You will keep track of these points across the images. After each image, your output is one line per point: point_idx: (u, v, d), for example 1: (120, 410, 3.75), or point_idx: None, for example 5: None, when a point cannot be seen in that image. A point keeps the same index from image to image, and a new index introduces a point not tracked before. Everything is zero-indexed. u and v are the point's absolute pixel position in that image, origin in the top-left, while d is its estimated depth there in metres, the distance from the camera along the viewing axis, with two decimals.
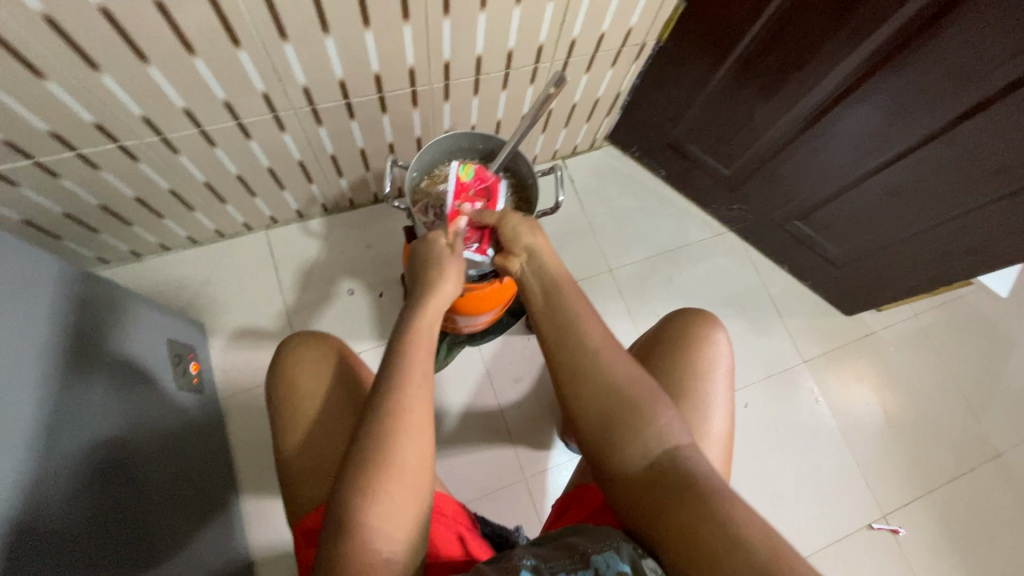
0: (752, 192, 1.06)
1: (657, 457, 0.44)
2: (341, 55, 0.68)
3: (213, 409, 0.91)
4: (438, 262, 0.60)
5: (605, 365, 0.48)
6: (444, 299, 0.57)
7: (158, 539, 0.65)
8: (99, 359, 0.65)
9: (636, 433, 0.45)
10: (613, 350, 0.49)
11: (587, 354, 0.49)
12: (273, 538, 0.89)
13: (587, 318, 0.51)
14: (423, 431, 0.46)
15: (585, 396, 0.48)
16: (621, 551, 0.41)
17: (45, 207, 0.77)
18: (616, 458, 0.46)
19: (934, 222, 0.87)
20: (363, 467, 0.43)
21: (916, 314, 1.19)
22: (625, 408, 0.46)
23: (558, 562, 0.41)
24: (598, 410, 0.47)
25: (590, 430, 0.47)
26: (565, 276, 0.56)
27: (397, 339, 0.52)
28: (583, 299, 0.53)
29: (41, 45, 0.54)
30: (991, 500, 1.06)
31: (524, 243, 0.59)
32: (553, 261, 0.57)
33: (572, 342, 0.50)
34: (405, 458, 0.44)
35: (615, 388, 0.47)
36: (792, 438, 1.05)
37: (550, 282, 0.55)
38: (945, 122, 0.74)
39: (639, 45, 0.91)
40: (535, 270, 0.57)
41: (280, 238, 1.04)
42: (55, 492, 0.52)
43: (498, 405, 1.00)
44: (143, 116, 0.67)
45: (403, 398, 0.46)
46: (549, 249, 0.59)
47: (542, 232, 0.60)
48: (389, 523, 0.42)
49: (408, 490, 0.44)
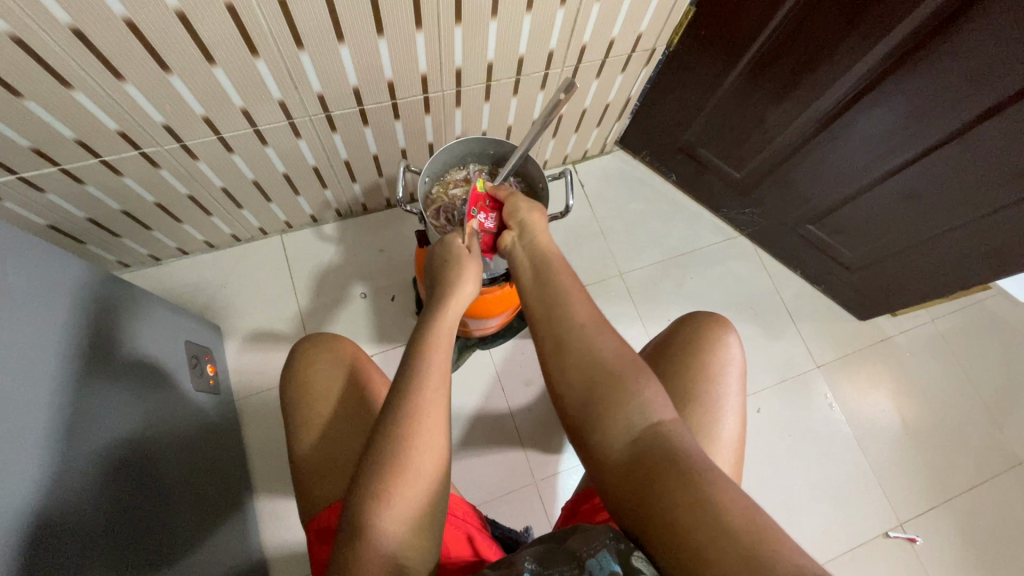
0: (764, 195, 1.06)
1: (639, 432, 0.44)
2: (356, 63, 0.70)
3: (230, 410, 0.93)
4: (457, 263, 0.61)
5: (593, 344, 0.50)
6: (463, 298, 0.59)
7: (173, 540, 0.66)
8: (115, 360, 0.66)
9: (617, 406, 0.46)
10: (601, 331, 0.51)
11: (573, 329, 0.51)
12: (286, 537, 0.90)
13: (576, 298, 0.54)
14: (438, 435, 0.47)
15: (569, 372, 0.49)
16: (610, 550, 0.40)
17: (70, 212, 0.79)
18: (600, 435, 0.46)
19: (948, 225, 0.86)
20: (378, 467, 0.44)
21: (933, 319, 1.17)
22: (608, 379, 0.47)
23: (557, 569, 0.41)
24: (581, 386, 0.48)
25: (575, 409, 0.48)
26: (554, 253, 0.60)
27: (417, 338, 0.53)
28: (571, 279, 0.56)
29: (67, 54, 0.56)
30: (1011, 509, 1.04)
31: (520, 218, 0.65)
32: (543, 238, 0.62)
33: (559, 318, 0.52)
34: (421, 462, 0.45)
35: (596, 363, 0.49)
36: (807, 443, 1.04)
37: (539, 260, 0.59)
38: (962, 123, 0.73)
39: (649, 50, 0.91)
40: (526, 244, 0.62)
41: (295, 242, 1.06)
42: (75, 491, 0.53)
43: (509, 408, 1.00)
44: (164, 123, 0.69)
45: (419, 399, 0.47)
46: (542, 228, 0.64)
47: (539, 211, 0.65)
48: (401, 527, 0.43)
49: (421, 495, 0.44)
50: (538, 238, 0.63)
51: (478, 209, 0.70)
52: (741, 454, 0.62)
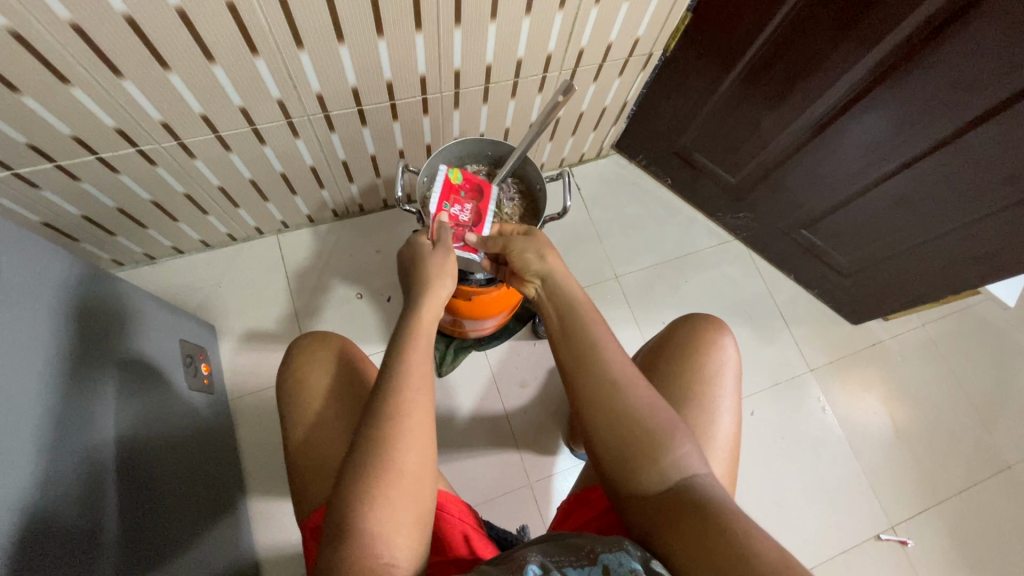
0: (759, 200, 1.07)
1: (673, 484, 0.45)
2: (355, 64, 0.70)
3: (223, 410, 0.92)
4: (425, 262, 0.61)
5: (626, 405, 0.48)
6: (440, 298, 0.58)
7: (160, 538, 0.65)
8: (108, 356, 0.65)
9: (652, 463, 0.46)
10: (634, 386, 0.49)
11: (605, 384, 0.49)
12: (278, 538, 0.89)
13: (608, 350, 0.51)
14: (423, 436, 0.47)
15: (605, 432, 0.48)
16: (630, 552, 0.41)
17: (64, 209, 0.79)
18: (633, 484, 0.47)
19: (939, 230, 0.87)
20: (360, 469, 0.44)
21: (924, 324, 1.18)
22: (643, 439, 0.47)
23: (566, 559, 0.41)
24: (614, 440, 0.48)
25: (609, 461, 0.48)
26: (580, 298, 0.56)
27: (394, 343, 0.52)
28: (600, 326, 0.53)
29: (67, 50, 0.56)
30: (999, 512, 1.05)
31: (534, 268, 0.60)
32: (566, 282, 0.58)
33: (590, 373, 0.50)
34: (405, 461, 0.45)
35: (632, 423, 0.47)
36: (800, 447, 1.05)
37: (565, 308, 0.56)
38: (953, 129, 0.74)
39: (646, 55, 0.92)
40: (550, 292, 0.58)
41: (291, 243, 1.06)
42: (68, 488, 0.53)
43: (504, 409, 1.00)
44: (162, 121, 0.69)
45: (400, 400, 0.47)
46: (562, 271, 0.59)
47: (551, 252, 0.60)
48: (387, 526, 0.43)
49: (407, 493, 0.44)
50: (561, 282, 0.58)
51: (451, 201, 0.74)
52: (737, 454, 0.62)
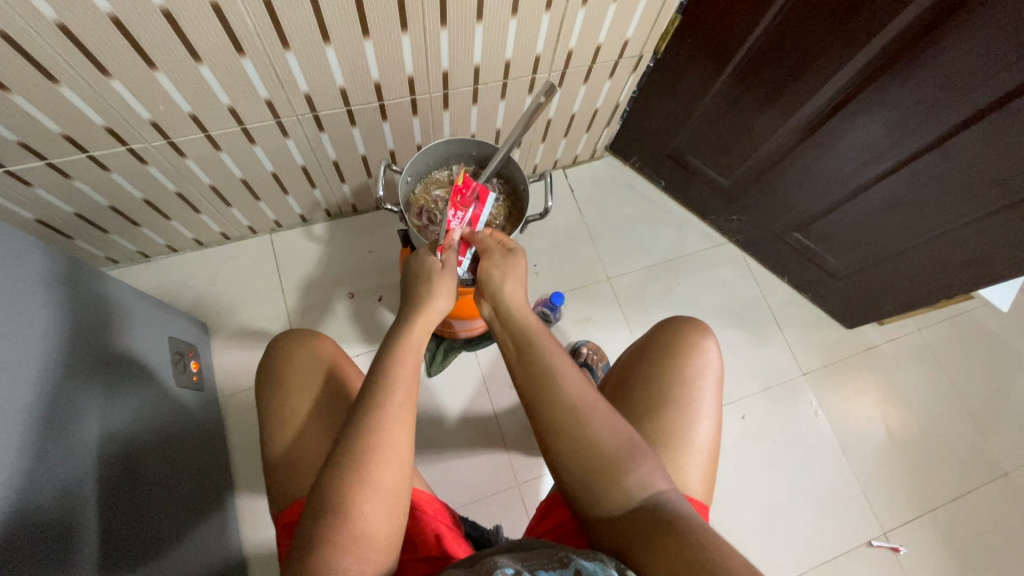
0: (751, 202, 1.06)
1: (639, 502, 0.46)
2: (342, 64, 0.71)
3: (213, 407, 0.93)
4: (428, 279, 0.60)
5: (592, 431, 0.48)
6: (433, 317, 0.58)
7: (144, 533, 0.65)
8: (97, 353, 0.66)
9: (617, 482, 0.46)
10: (594, 412, 0.49)
11: (571, 415, 0.49)
12: (264, 536, 0.90)
13: (570, 379, 0.51)
14: (399, 452, 0.47)
15: (568, 455, 0.48)
16: (605, 562, 0.40)
17: (57, 207, 0.80)
18: (598, 502, 0.47)
19: (931, 234, 0.86)
20: (335, 480, 0.44)
21: (920, 329, 1.17)
22: (609, 462, 0.47)
23: (538, 561, 0.40)
24: (581, 469, 0.48)
25: (572, 482, 0.48)
26: (535, 325, 0.56)
27: (382, 359, 0.52)
28: (559, 355, 0.53)
29: (54, 49, 0.57)
30: (994, 519, 1.04)
31: (494, 291, 0.59)
32: (522, 309, 0.58)
33: (551, 402, 0.50)
34: (381, 477, 0.45)
35: (597, 450, 0.48)
36: (792, 451, 1.04)
37: (521, 335, 0.55)
38: (943, 132, 0.73)
39: (636, 57, 0.92)
40: (504, 316, 0.58)
41: (284, 242, 1.07)
42: (55, 481, 0.54)
43: (493, 410, 1.00)
44: (151, 120, 0.70)
45: (380, 415, 0.47)
46: (522, 300, 0.59)
47: (513, 276, 0.59)
48: (360, 538, 0.43)
49: (381, 505, 0.45)
50: (513, 307, 0.58)
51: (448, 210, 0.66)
52: (717, 458, 0.62)
